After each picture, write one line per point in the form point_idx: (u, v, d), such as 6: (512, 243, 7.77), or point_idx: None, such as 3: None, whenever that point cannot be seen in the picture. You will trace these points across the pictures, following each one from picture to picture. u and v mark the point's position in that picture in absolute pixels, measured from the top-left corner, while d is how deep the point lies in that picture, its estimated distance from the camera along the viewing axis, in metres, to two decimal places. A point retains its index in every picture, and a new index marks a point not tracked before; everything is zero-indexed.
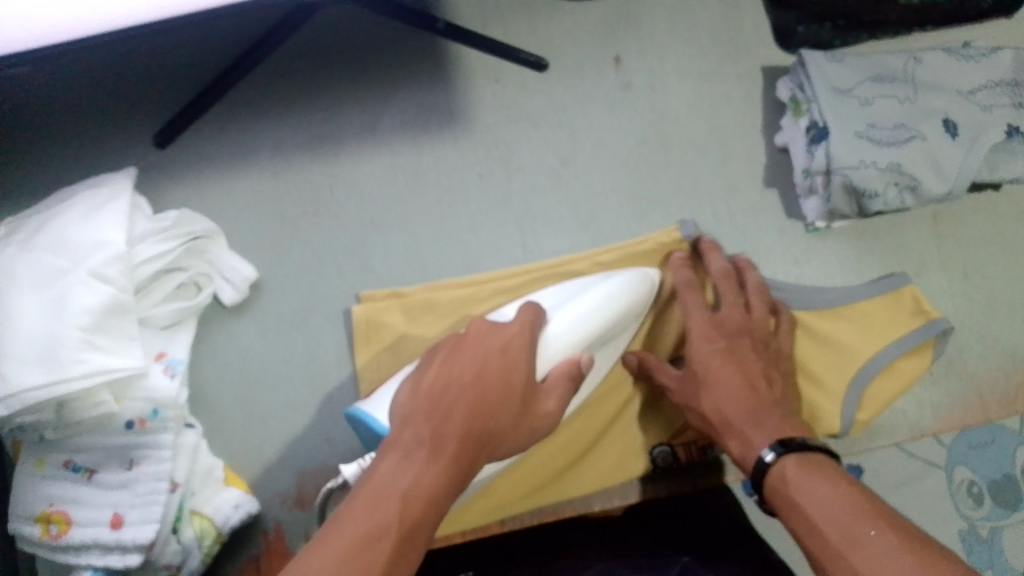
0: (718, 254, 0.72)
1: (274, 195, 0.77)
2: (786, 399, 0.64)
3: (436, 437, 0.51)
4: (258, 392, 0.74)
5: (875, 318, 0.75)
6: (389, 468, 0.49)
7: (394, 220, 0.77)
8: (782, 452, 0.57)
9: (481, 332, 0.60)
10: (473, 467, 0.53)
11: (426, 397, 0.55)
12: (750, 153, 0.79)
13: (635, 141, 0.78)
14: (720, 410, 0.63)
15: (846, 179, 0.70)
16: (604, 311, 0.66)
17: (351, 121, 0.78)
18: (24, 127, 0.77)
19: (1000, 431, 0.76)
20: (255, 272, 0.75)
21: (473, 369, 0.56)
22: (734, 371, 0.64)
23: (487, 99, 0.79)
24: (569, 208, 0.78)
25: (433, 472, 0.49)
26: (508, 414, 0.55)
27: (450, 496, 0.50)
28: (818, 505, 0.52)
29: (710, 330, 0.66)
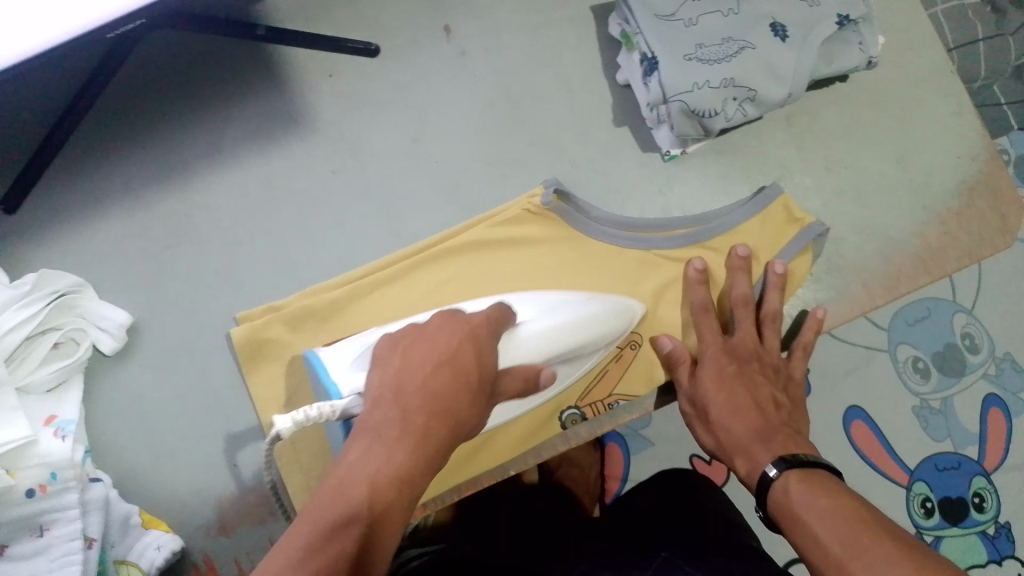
0: (744, 274, 0.74)
1: (137, 234, 0.75)
2: (791, 422, 0.69)
3: (407, 417, 0.49)
4: (159, 432, 0.74)
5: (751, 239, 0.76)
6: (355, 454, 0.47)
7: (258, 235, 0.76)
8: (784, 469, 0.61)
9: (444, 322, 0.56)
10: (444, 453, 0.50)
11: (391, 378, 0.52)
12: (597, 94, 0.79)
13: (481, 106, 0.78)
14: (733, 432, 0.68)
15: (683, 104, 0.70)
16: (581, 330, 0.68)
17: (194, 144, 0.76)
18: None
19: (934, 308, 1.00)
20: (130, 316, 0.73)
21: (441, 350, 0.53)
22: (747, 396, 0.69)
23: (326, 94, 0.77)
24: (429, 187, 0.77)
25: (403, 458, 0.47)
26: (476, 398, 0.53)
27: (421, 483, 0.48)
28: (818, 518, 0.55)
29: (723, 356, 0.72)
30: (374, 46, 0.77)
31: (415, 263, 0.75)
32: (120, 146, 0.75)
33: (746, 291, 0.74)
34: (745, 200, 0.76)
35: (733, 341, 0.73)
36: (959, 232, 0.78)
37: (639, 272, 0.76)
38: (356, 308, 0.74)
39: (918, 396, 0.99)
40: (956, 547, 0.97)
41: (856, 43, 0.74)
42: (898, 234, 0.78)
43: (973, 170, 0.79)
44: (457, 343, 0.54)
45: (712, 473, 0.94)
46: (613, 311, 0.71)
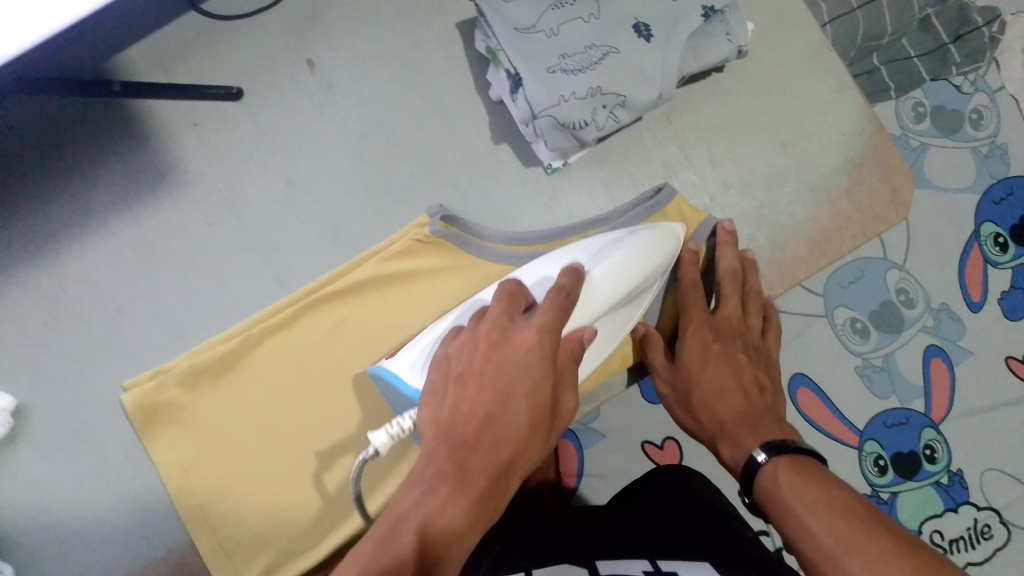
0: (732, 248, 0.75)
1: (11, 314, 0.72)
2: (775, 405, 0.69)
3: (458, 469, 0.49)
4: (62, 516, 0.71)
5: None
6: (408, 503, 0.47)
7: (140, 300, 0.74)
8: (775, 454, 0.60)
9: (495, 336, 0.56)
10: (500, 497, 0.50)
11: (446, 420, 0.52)
12: (471, 113, 0.77)
13: (356, 138, 0.76)
14: (717, 411, 0.67)
15: (553, 119, 0.68)
16: (642, 262, 0.66)
17: (61, 213, 0.73)
18: None
19: (872, 267, 1.10)
20: (12, 400, 0.70)
21: (495, 386, 0.52)
22: (731, 375, 0.70)
23: (193, 145, 0.75)
24: (310, 229, 0.76)
25: (458, 513, 0.46)
26: (535, 430, 0.52)
27: (476, 530, 0.47)
28: (809, 511, 0.54)
29: (707, 329, 0.72)
30: (235, 88, 0.74)
31: (306, 308, 0.73)
32: None
33: (733, 264, 0.74)
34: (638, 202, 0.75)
35: (720, 319, 0.73)
36: (850, 211, 0.79)
37: None
38: (252, 366, 0.73)
39: (862, 356, 1.09)
40: (912, 499, 1.07)
41: (723, 34, 0.73)
42: (789, 221, 0.78)
43: (860, 145, 0.80)
44: (513, 374, 0.52)
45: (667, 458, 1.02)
46: (661, 236, 0.69)
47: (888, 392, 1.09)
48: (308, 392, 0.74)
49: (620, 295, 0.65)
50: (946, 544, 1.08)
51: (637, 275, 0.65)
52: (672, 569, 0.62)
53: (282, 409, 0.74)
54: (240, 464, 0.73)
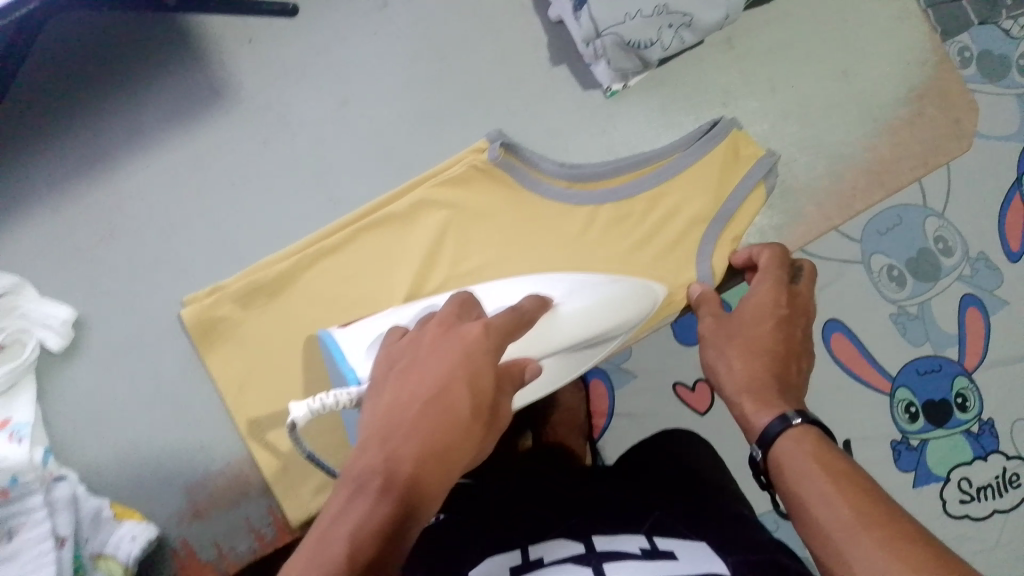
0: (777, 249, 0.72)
1: (68, 230, 0.73)
2: (802, 387, 0.64)
3: (387, 469, 0.45)
4: (118, 426, 0.73)
5: (712, 174, 0.74)
6: (338, 505, 0.43)
7: (193, 217, 0.74)
8: (809, 422, 0.57)
9: (434, 342, 0.52)
10: (434, 496, 0.46)
11: (384, 417, 0.48)
12: (527, 34, 0.76)
13: (410, 57, 0.75)
14: (756, 370, 0.63)
15: (617, 38, 0.68)
16: (608, 311, 0.67)
17: (115, 130, 0.73)
18: None
19: (905, 212, 1.05)
20: (72, 311, 0.72)
21: (435, 379, 0.49)
22: (783, 341, 0.65)
23: (245, 62, 0.74)
24: (363, 149, 0.75)
25: (398, 507, 0.43)
26: (471, 427, 0.49)
27: (414, 527, 0.44)
28: (833, 481, 0.51)
29: (779, 290, 0.68)
30: (290, 5, 0.73)
31: (362, 231, 0.74)
32: (38, 137, 0.73)
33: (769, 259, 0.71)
34: (697, 137, 0.74)
35: (795, 290, 0.70)
36: (912, 141, 0.77)
37: (590, 228, 0.75)
38: (302, 290, 0.74)
39: (895, 303, 1.04)
40: (942, 445, 1.03)
41: None
42: (848, 150, 0.77)
43: (924, 75, 0.78)
44: (448, 372, 0.49)
45: (698, 400, 1.01)
46: (644, 288, 0.71)
47: (922, 339, 1.04)
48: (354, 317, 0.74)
49: (590, 328, 0.66)
50: (973, 492, 1.03)
51: (610, 315, 0.67)
52: (670, 548, 0.57)
53: (331, 333, 0.74)
54: (293, 384, 0.74)
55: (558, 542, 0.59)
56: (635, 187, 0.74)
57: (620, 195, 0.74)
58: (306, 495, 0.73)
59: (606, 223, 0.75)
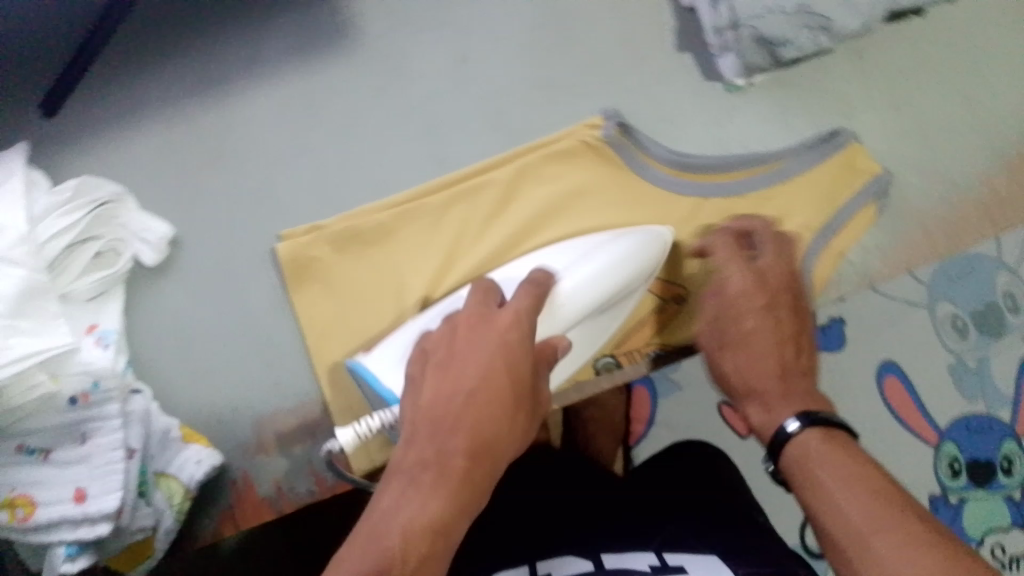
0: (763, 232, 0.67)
1: (174, 149, 0.73)
2: (810, 363, 0.61)
3: (445, 452, 0.49)
4: (197, 350, 0.73)
5: (824, 184, 0.73)
6: (389, 500, 0.47)
7: (299, 153, 0.74)
8: (809, 426, 0.55)
9: (470, 332, 0.56)
10: (488, 482, 0.51)
11: (428, 404, 0.52)
12: (658, 18, 0.75)
13: (536, 22, 0.74)
14: (745, 373, 0.60)
15: (754, 31, 0.68)
16: (620, 269, 0.67)
17: (232, 57, 0.73)
18: None
19: (986, 259, 1.01)
20: (171, 228, 0.72)
21: (476, 371, 0.53)
22: (770, 336, 0.61)
23: (374, 7, 0.74)
24: (475, 109, 0.74)
25: (443, 498, 0.47)
26: (512, 413, 0.53)
27: (468, 515, 0.49)
28: (842, 487, 0.51)
29: (752, 287, 0.63)
30: None
31: (464, 193, 0.73)
32: (157, 54, 0.73)
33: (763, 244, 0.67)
34: (815, 144, 0.73)
35: (764, 267, 0.64)
36: None
37: (696, 220, 0.73)
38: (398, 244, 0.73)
39: (952, 353, 1.03)
40: (981, 507, 1.01)
41: None
42: (963, 179, 0.76)
43: None
44: (493, 360, 0.53)
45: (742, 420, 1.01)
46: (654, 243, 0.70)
47: (976, 393, 1.02)
48: (447, 280, 0.73)
49: (598, 292, 0.67)
50: (1005, 562, 1.00)
51: (612, 272, 0.67)
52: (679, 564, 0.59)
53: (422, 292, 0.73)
54: (377, 335, 0.73)
55: (568, 561, 0.61)
56: (745, 185, 0.73)
57: (730, 191, 0.73)
58: (374, 448, 0.73)
59: (711, 218, 0.73)
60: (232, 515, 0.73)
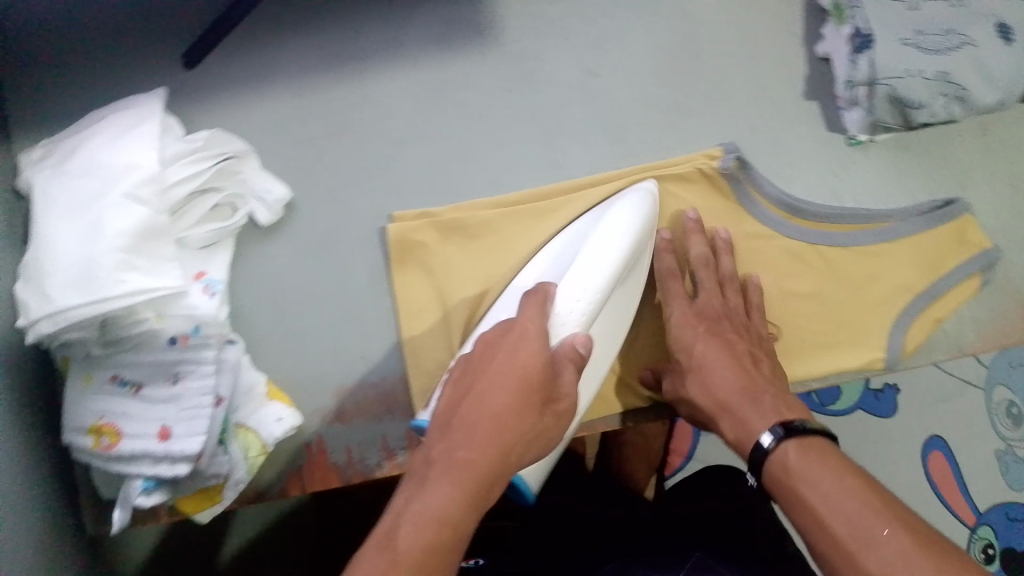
0: (700, 235, 0.71)
1: (302, 115, 0.75)
2: (776, 379, 0.64)
3: (445, 458, 0.48)
4: (295, 311, 0.75)
5: (929, 250, 0.74)
6: (397, 504, 0.48)
7: (423, 137, 0.76)
8: (783, 438, 0.55)
9: (488, 342, 0.54)
10: (495, 484, 0.49)
11: (445, 413, 0.52)
12: (789, 63, 0.77)
13: (670, 48, 0.77)
14: (716, 393, 0.62)
15: (890, 90, 0.69)
16: (613, 231, 0.64)
17: (375, 35, 0.76)
18: (68, 55, 0.75)
19: None
20: (288, 192, 0.74)
21: (484, 377, 0.51)
22: (723, 353, 0.64)
23: (513, 11, 0.77)
24: (598, 122, 0.76)
25: (444, 494, 0.47)
26: (529, 409, 0.50)
27: (471, 517, 0.47)
28: (830, 503, 0.51)
29: (691, 318, 0.67)
30: None
31: (573, 200, 0.73)
32: (304, 23, 0.76)
33: (703, 250, 0.70)
34: (926, 210, 0.74)
35: (704, 306, 0.68)
36: None
37: (794, 265, 0.73)
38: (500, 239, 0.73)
39: None
40: None
41: None
42: None
43: None
44: (503, 367, 0.51)
45: None
46: (622, 218, 0.65)
47: None
48: None
49: (603, 275, 0.61)
50: None
51: (626, 242, 0.63)
52: None
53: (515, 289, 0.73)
54: (465, 326, 0.73)
55: None
56: (851, 239, 0.73)
57: (836, 242, 0.73)
58: None
59: (813, 264, 0.74)
60: (301, 476, 0.74)
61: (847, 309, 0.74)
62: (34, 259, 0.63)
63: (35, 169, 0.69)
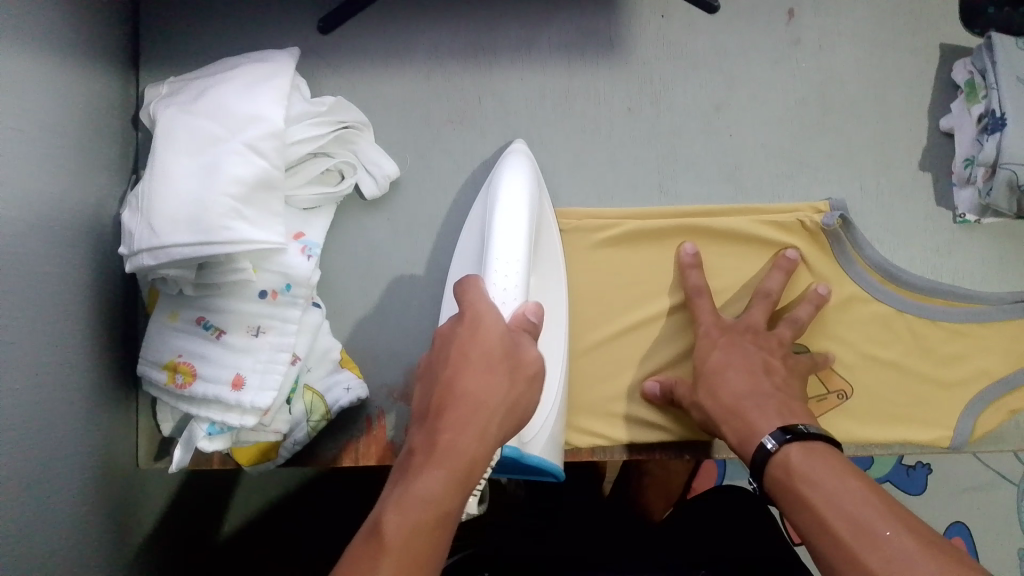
0: (782, 273, 0.71)
1: (425, 99, 0.78)
2: (788, 388, 0.63)
3: (425, 441, 0.47)
4: (381, 285, 0.76)
5: (1019, 342, 0.73)
6: (384, 495, 0.46)
7: (536, 142, 0.77)
8: (784, 441, 0.55)
9: (447, 328, 0.52)
10: (473, 468, 0.46)
11: (417, 409, 0.50)
12: (913, 131, 0.77)
13: (796, 98, 0.77)
14: (727, 398, 0.62)
15: (1012, 175, 0.67)
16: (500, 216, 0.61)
17: (512, 35, 0.78)
18: (223, 7, 0.80)
19: None
20: (396, 170, 0.76)
21: (447, 370, 0.49)
22: (738, 364, 0.64)
23: (650, 32, 0.78)
24: (711, 156, 0.77)
25: (432, 480, 0.45)
26: (496, 376, 0.48)
27: (460, 501, 0.45)
28: (831, 507, 0.49)
29: (715, 330, 0.68)
30: (716, 4, 0.77)
31: (679, 232, 0.74)
32: (443, 12, 0.79)
33: (773, 287, 0.70)
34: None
35: (733, 325, 0.68)
36: None
37: (883, 332, 0.73)
38: (585, 261, 0.74)
39: None
40: None
41: None
42: None
43: None
44: (458, 352, 0.49)
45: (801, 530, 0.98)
46: (518, 190, 0.62)
47: None
48: (626, 311, 0.73)
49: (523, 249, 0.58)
50: None
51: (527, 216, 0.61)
52: None
53: (600, 313, 0.73)
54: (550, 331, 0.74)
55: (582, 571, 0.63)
56: (942, 314, 0.73)
57: (929, 315, 0.73)
58: None
59: (901, 333, 0.73)
60: (355, 448, 0.74)
61: (927, 386, 0.73)
62: (147, 192, 0.64)
63: (163, 104, 0.70)
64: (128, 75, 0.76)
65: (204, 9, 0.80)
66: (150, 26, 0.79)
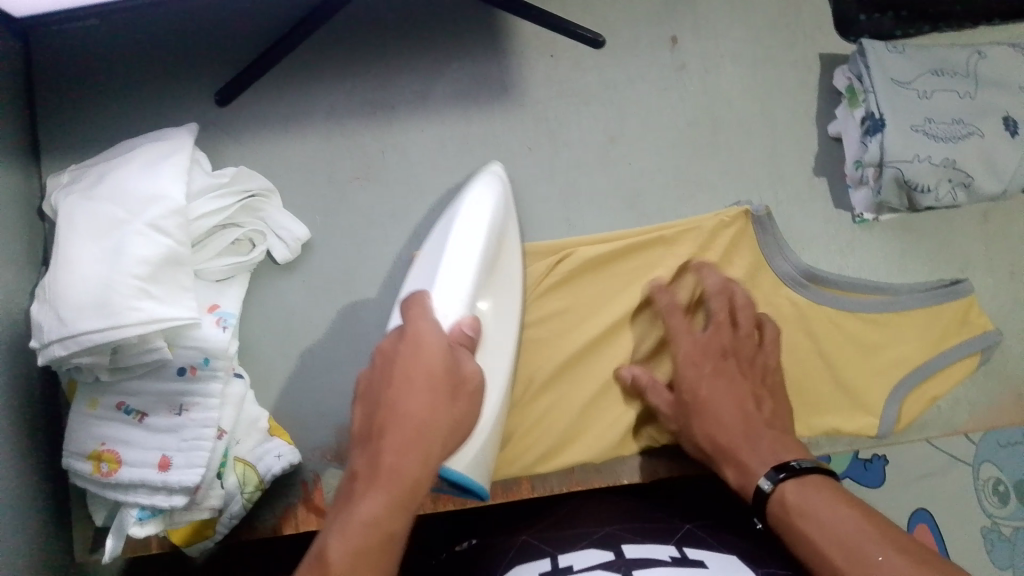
0: (711, 271, 0.72)
1: (327, 160, 0.79)
2: (777, 420, 0.63)
3: (371, 463, 0.50)
4: (302, 347, 0.76)
5: (931, 328, 0.75)
6: (332, 517, 0.49)
7: (441, 190, 0.78)
8: (780, 479, 0.55)
9: (390, 347, 0.55)
10: (417, 486, 0.49)
11: (362, 427, 0.53)
12: (802, 141, 0.80)
13: (687, 121, 0.79)
14: (715, 439, 0.62)
15: (898, 172, 0.71)
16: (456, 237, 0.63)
17: (406, 88, 0.80)
18: (115, 91, 0.80)
19: None
20: (306, 232, 0.77)
21: (393, 390, 0.52)
22: (727, 395, 0.64)
23: (540, 72, 0.80)
24: (613, 185, 0.78)
25: (376, 503, 0.48)
26: (440, 398, 0.51)
27: (404, 515, 0.49)
28: (831, 539, 0.50)
29: (695, 354, 0.67)
30: (603, 39, 0.78)
31: (616, 255, 0.74)
32: (336, 73, 0.80)
33: (719, 284, 0.71)
34: (930, 289, 0.76)
35: (715, 333, 0.68)
36: None
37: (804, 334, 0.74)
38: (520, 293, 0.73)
39: None
40: None
41: None
42: None
43: None
44: (403, 372, 0.52)
45: None
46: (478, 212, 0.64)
47: None
48: (570, 339, 0.73)
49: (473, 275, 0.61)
50: None
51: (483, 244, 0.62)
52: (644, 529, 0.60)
53: (548, 340, 0.73)
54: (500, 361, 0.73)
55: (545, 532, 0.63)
56: (851, 305, 0.74)
57: (843, 306, 0.74)
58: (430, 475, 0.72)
59: (819, 334, 0.74)
60: (294, 514, 0.74)
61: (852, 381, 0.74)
62: (51, 284, 0.63)
63: (62, 193, 0.70)
64: (27, 168, 0.75)
65: (97, 95, 0.80)
66: (44, 118, 0.78)
